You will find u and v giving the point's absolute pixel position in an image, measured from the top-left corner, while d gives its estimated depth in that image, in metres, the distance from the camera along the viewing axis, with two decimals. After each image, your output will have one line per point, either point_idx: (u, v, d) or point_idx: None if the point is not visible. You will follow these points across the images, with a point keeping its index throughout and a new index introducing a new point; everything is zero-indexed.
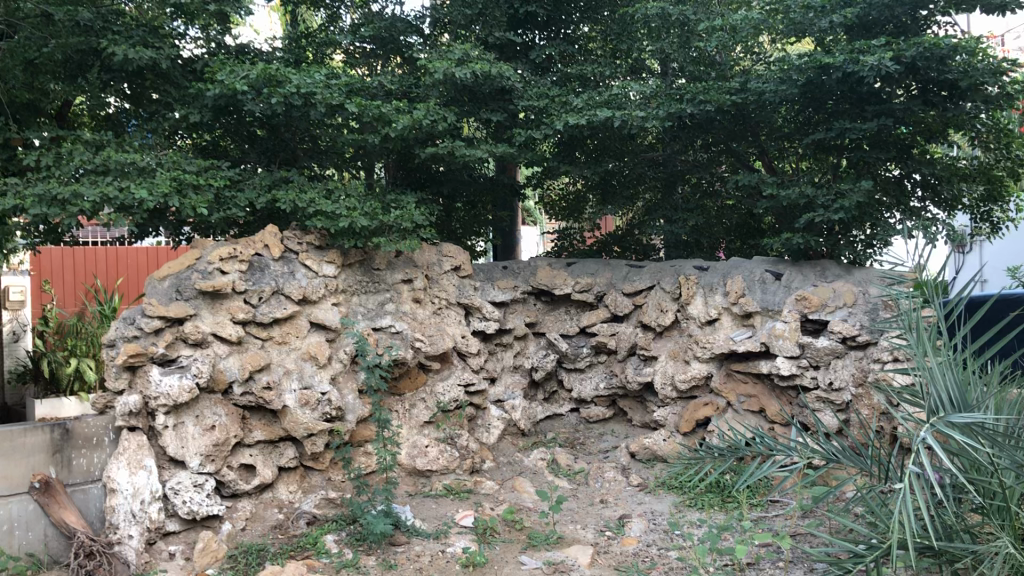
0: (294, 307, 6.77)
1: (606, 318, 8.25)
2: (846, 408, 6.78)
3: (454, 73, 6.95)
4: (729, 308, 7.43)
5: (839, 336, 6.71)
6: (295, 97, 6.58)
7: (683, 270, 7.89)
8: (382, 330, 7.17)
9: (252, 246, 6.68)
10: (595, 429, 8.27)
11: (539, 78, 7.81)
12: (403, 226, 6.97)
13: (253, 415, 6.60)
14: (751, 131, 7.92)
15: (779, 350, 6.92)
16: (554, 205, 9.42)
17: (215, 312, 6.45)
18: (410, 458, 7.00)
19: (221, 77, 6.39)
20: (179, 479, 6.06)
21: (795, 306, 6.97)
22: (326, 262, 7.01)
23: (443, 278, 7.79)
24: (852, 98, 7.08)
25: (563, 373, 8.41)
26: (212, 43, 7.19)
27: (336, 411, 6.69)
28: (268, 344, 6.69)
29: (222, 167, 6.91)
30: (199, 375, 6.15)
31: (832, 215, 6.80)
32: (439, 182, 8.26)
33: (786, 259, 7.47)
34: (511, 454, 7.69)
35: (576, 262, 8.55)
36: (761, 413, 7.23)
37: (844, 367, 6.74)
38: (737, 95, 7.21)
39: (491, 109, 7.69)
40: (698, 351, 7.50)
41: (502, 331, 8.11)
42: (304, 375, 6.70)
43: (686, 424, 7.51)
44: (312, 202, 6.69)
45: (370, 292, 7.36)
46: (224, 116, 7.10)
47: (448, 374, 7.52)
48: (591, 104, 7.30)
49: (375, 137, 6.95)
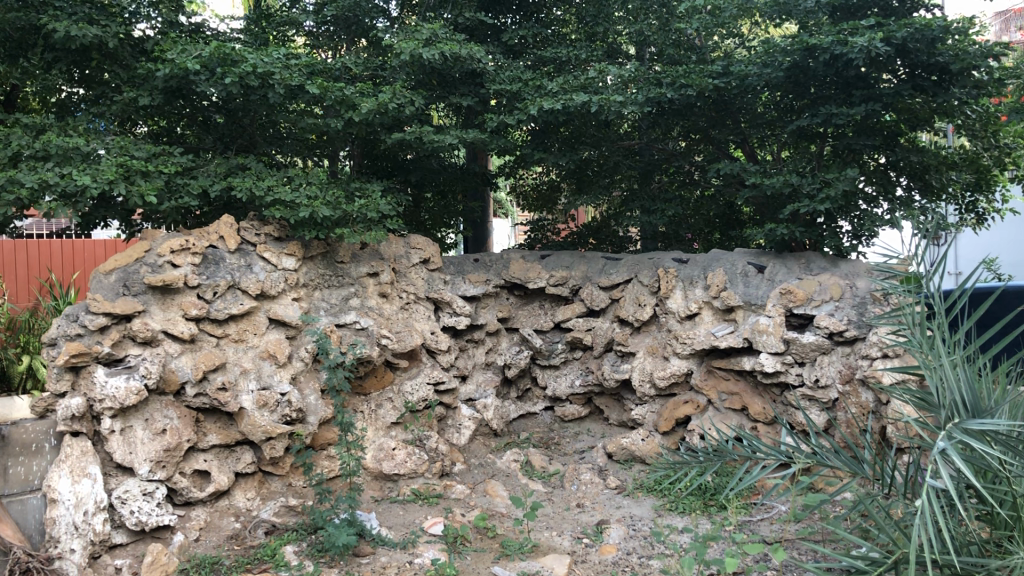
0: (251, 303, 6.35)
1: (581, 313, 7.92)
2: (833, 407, 6.48)
3: (421, 54, 6.55)
4: (710, 302, 7.12)
5: (826, 332, 6.41)
6: (251, 77, 6.14)
7: (662, 263, 7.57)
8: (346, 326, 6.78)
9: (208, 238, 6.31)
10: (571, 429, 7.95)
11: (512, 61, 7.44)
12: (368, 216, 6.60)
13: (208, 418, 6.21)
14: (731, 117, 7.55)
15: (763, 346, 6.61)
16: (527, 195, 9.11)
17: (166, 308, 6.03)
18: (377, 461, 6.62)
19: (171, 57, 5.95)
20: (126, 487, 5.65)
21: (780, 301, 6.66)
22: (286, 254, 6.61)
23: (411, 271, 7.41)
24: (838, 83, 6.77)
25: (536, 370, 8.06)
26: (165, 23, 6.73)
27: (296, 413, 6.30)
28: (223, 342, 6.28)
29: (174, 153, 6.46)
30: (147, 376, 5.72)
31: (819, 206, 6.50)
32: (408, 171, 7.89)
33: (769, 251, 7.17)
34: (483, 456, 7.34)
35: (550, 254, 8.19)
36: (744, 411, 6.92)
37: (830, 364, 6.45)
38: (720, 79, 6.84)
39: (461, 93, 7.32)
40: (677, 348, 7.18)
41: (474, 327, 7.76)
42: (262, 374, 6.31)
43: (665, 424, 7.19)
44: (270, 190, 6.29)
45: (333, 286, 6.96)
46: (177, 100, 6.65)
47: (416, 372, 7.16)
48: (566, 88, 6.94)
49: (338, 122, 6.55)
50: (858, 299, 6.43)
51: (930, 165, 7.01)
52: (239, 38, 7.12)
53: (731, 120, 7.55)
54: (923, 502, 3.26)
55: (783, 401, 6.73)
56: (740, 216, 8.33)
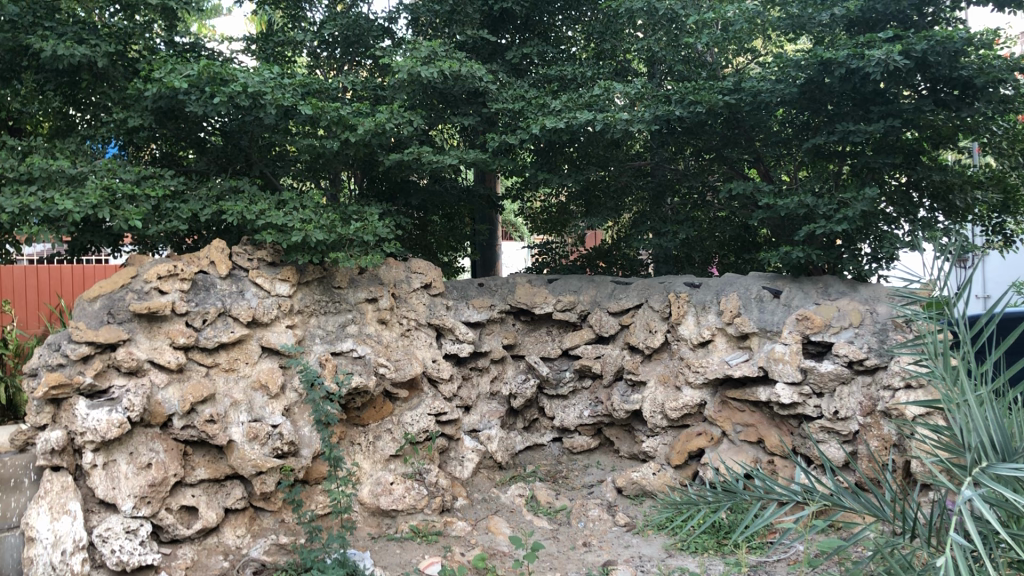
0: (242, 331, 6.11)
1: (590, 340, 7.61)
2: (854, 440, 6.12)
3: (419, 72, 6.32)
4: (724, 328, 6.78)
5: (845, 360, 6.07)
6: (242, 97, 5.94)
7: (674, 287, 7.27)
8: (342, 354, 6.52)
9: (198, 264, 6.12)
10: (579, 461, 7.62)
11: (517, 80, 7.20)
12: (365, 240, 6.34)
13: (197, 451, 5.94)
14: (745, 135, 7.19)
15: (779, 375, 6.28)
16: (534, 218, 8.83)
17: (152, 337, 5.80)
18: (374, 496, 6.34)
19: (159, 76, 5.76)
20: (108, 525, 5.37)
21: (796, 327, 6.32)
22: (280, 280, 6.37)
23: (412, 296, 7.19)
24: (856, 99, 6.46)
25: (543, 400, 7.76)
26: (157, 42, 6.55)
27: (289, 446, 6.01)
28: (213, 371, 6.04)
29: (165, 175, 6.26)
30: (130, 409, 5.43)
31: (835, 227, 6.17)
32: (408, 193, 7.59)
33: (785, 275, 6.85)
34: (486, 489, 7.02)
35: (558, 279, 7.92)
36: (760, 443, 6.56)
37: (850, 395, 6.10)
38: (731, 96, 6.52)
39: (463, 113, 7.11)
40: (690, 376, 6.87)
41: (478, 354, 7.47)
42: (254, 406, 6.05)
43: (677, 457, 6.85)
44: (262, 213, 6.07)
45: (330, 313, 6.70)
46: (170, 120, 6.46)
47: (417, 403, 6.89)
48: (570, 106, 6.68)
49: (334, 143, 6.33)
50: (879, 326, 6.09)
51: (954, 184, 6.60)
52: (252, 53, 7.08)
53: (743, 138, 7.22)
54: (945, 559, 2.86)
55: (801, 433, 6.36)
56: (755, 238, 7.99)
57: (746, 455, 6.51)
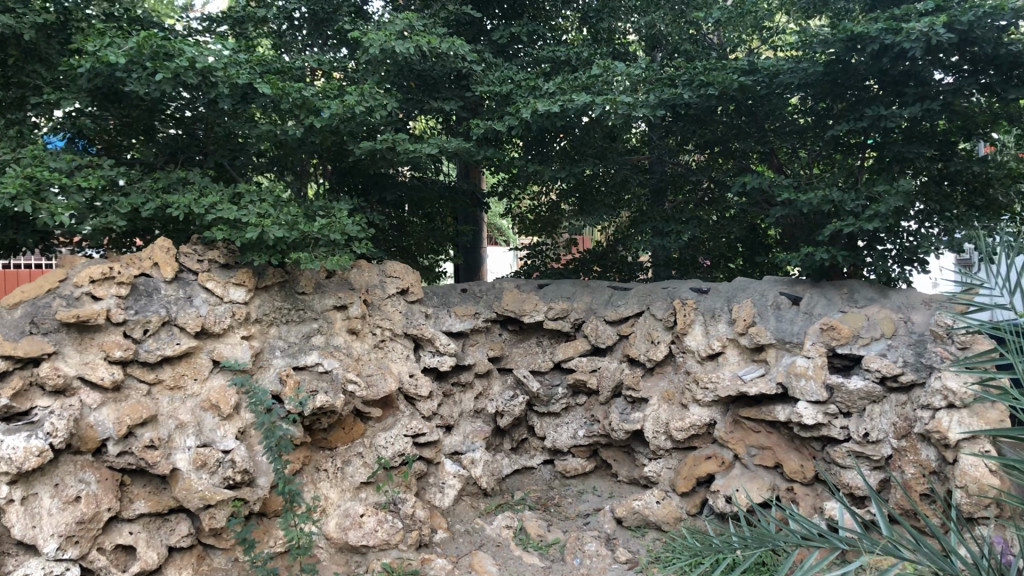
0: (190, 342, 5.34)
1: (585, 351, 6.88)
2: (886, 465, 5.38)
3: (392, 48, 5.57)
4: (736, 339, 6.07)
5: (877, 376, 5.33)
6: (189, 73, 5.16)
7: (678, 293, 6.56)
8: (306, 369, 5.73)
9: (139, 266, 5.35)
10: (573, 486, 6.85)
11: (505, 62, 6.46)
12: (332, 239, 5.58)
13: (136, 481, 5.15)
14: (756, 124, 6.46)
15: (801, 393, 5.55)
16: (523, 218, 8.07)
17: (83, 350, 5.00)
18: (341, 530, 5.57)
19: (91, 47, 4.95)
20: (25, 571, 4.51)
21: (820, 338, 5.60)
22: (234, 284, 5.60)
23: (386, 304, 6.43)
24: (885, 81, 5.76)
25: (533, 419, 7.00)
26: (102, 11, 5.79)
27: (241, 475, 5.22)
28: (156, 390, 5.26)
29: (103, 165, 5.47)
30: (52, 435, 4.58)
31: (866, 226, 5.46)
32: (383, 188, 6.89)
33: (804, 279, 6.16)
34: (470, 520, 6.24)
35: (549, 284, 7.19)
36: (778, 467, 5.83)
37: (882, 415, 5.37)
38: (746, 77, 5.81)
39: (444, 97, 6.37)
40: (698, 393, 6.11)
41: (460, 368, 6.73)
42: (203, 429, 5.28)
43: (683, 483, 6.11)
44: (214, 207, 5.30)
45: (293, 321, 5.93)
46: (112, 103, 5.66)
47: (391, 423, 6.14)
48: (564, 88, 5.95)
49: (297, 128, 5.57)
50: (915, 337, 5.37)
51: (994, 177, 5.89)
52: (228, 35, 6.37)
53: (755, 126, 6.50)
54: None
55: (825, 458, 5.61)
56: (766, 240, 7.29)
57: (762, 483, 5.78)
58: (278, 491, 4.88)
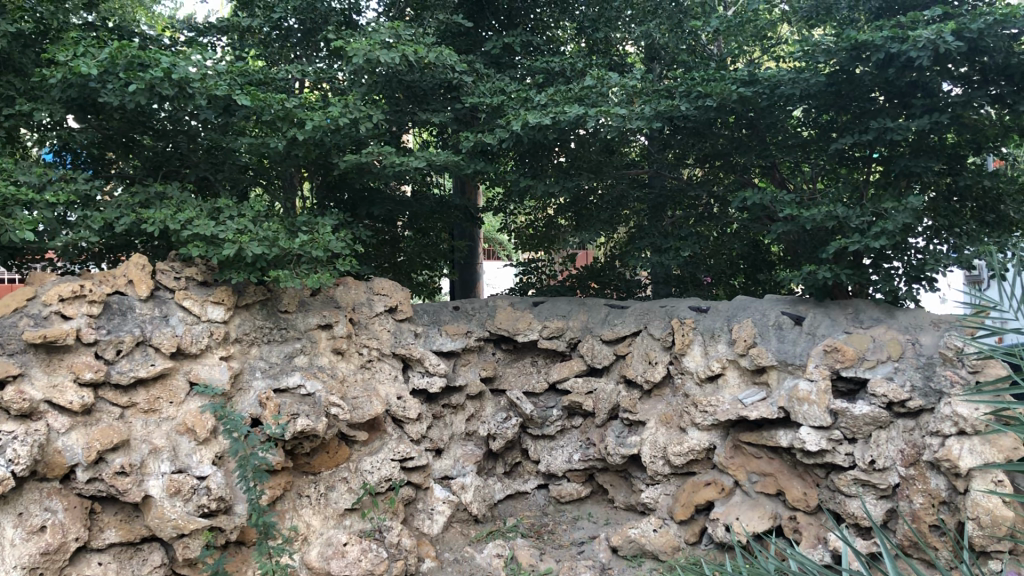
0: (165, 363, 5.12)
1: (580, 372, 6.64)
2: (893, 494, 5.10)
3: (377, 58, 5.38)
4: (736, 360, 5.83)
5: (884, 401, 5.08)
6: (165, 84, 4.95)
7: (677, 312, 6.32)
8: (287, 391, 5.52)
9: (112, 284, 5.15)
10: (568, 512, 6.59)
11: (496, 73, 6.26)
12: (314, 256, 5.37)
13: (106, 508, 4.91)
14: (757, 136, 6.24)
15: (804, 418, 5.29)
16: (520, 234, 7.86)
17: (52, 372, 4.75)
18: (323, 559, 5.31)
19: (63, 57, 4.75)
20: None
21: (824, 360, 5.36)
22: (212, 303, 5.39)
23: (374, 322, 6.22)
24: (889, 92, 5.55)
25: (527, 441, 6.75)
26: (87, 18, 5.67)
27: (217, 503, 4.98)
28: (129, 413, 5.04)
29: (77, 178, 5.28)
30: (14, 462, 4.31)
31: (871, 243, 5.21)
32: (370, 203, 6.64)
33: (807, 298, 5.92)
34: (459, 548, 6.00)
35: (544, 301, 6.96)
36: (780, 495, 5.58)
37: (889, 441, 5.10)
38: (746, 87, 5.59)
39: (433, 108, 6.16)
40: (697, 417, 5.86)
41: (451, 389, 6.49)
42: (178, 454, 5.05)
43: (682, 511, 5.85)
44: (190, 222, 5.09)
45: (275, 341, 5.71)
46: (90, 115, 5.46)
47: (378, 447, 5.91)
48: (557, 99, 5.73)
49: (279, 141, 5.37)
50: (923, 360, 5.12)
51: (1006, 192, 5.64)
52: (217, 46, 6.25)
53: (757, 139, 6.28)
54: None
55: (829, 486, 5.38)
56: (769, 256, 7.08)
57: (764, 511, 5.52)
58: (251, 522, 4.63)
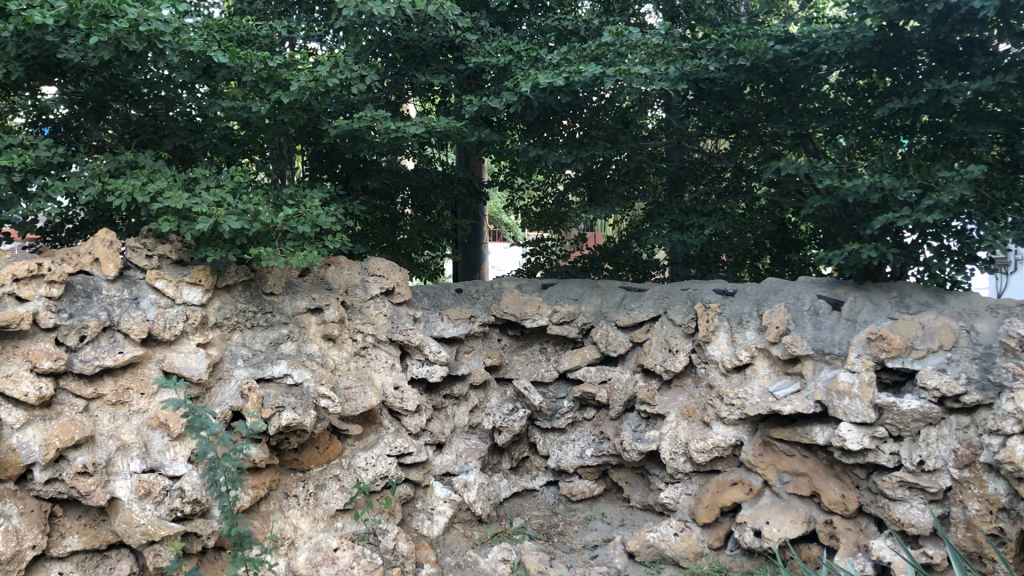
0: (134, 351, 4.59)
1: (594, 360, 6.13)
2: (944, 498, 4.58)
3: (369, 10, 4.83)
4: (767, 349, 5.31)
5: (935, 396, 4.54)
6: (133, 38, 4.40)
7: (700, 295, 5.79)
8: (272, 381, 4.98)
9: (76, 262, 4.64)
10: (580, 512, 6.08)
11: (504, 33, 5.70)
12: (300, 232, 4.84)
13: (69, 512, 4.41)
14: (791, 102, 5.68)
15: (844, 413, 4.77)
16: (527, 212, 7.32)
17: (5, 360, 4.24)
18: (311, 566, 4.83)
19: (15, 5, 4.20)
20: None
21: (867, 350, 4.83)
22: (187, 284, 4.87)
23: (368, 306, 5.71)
24: (933, 50, 5.02)
25: (536, 435, 6.24)
26: None
27: (192, 507, 4.49)
28: (94, 405, 4.52)
29: (37, 144, 4.72)
30: None
31: (921, 219, 4.66)
32: (365, 175, 6.11)
33: (846, 280, 5.38)
34: (462, 552, 5.50)
35: (555, 283, 6.43)
36: (815, 497, 5.07)
37: (940, 440, 4.58)
38: (783, 45, 5.03)
39: (434, 70, 5.61)
40: (722, 411, 5.34)
41: (453, 378, 5.98)
42: (150, 451, 4.56)
43: (705, 513, 5.34)
44: (162, 193, 4.56)
45: (259, 326, 5.19)
46: (55, 76, 4.92)
47: (374, 441, 5.41)
48: (570, 59, 5.18)
49: (262, 104, 4.83)
50: (980, 350, 4.58)
51: None
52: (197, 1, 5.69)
53: (788, 106, 5.73)
54: None
55: (870, 488, 4.83)
56: (797, 235, 6.56)
57: (796, 515, 5.05)
58: (223, 534, 3.96)
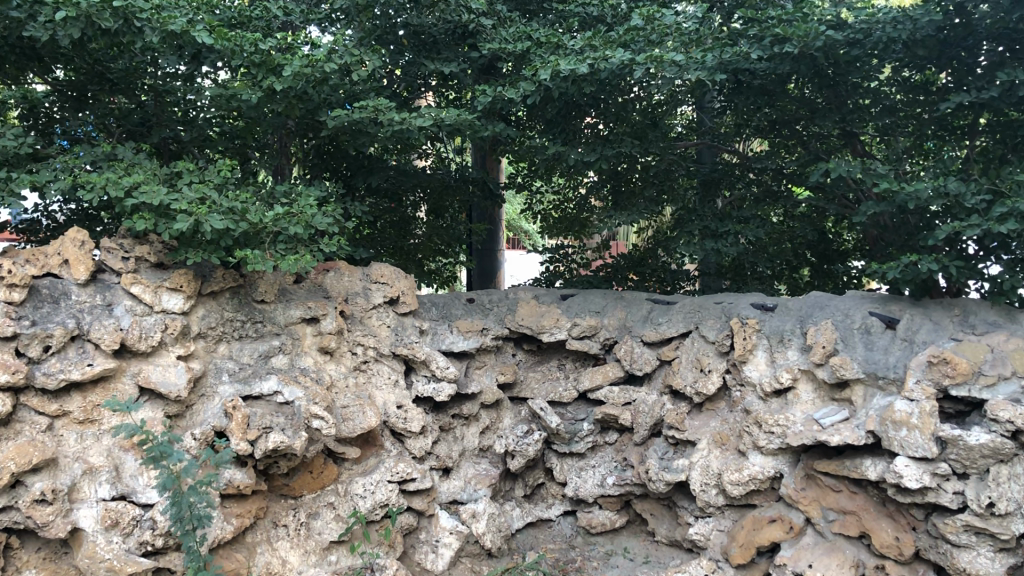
0: (105, 363, 4.10)
1: (616, 379, 5.60)
2: (1016, 546, 4.03)
3: None
4: (811, 371, 4.76)
5: (1008, 430, 3.97)
6: (107, 14, 3.94)
7: (736, 310, 5.24)
8: (261, 399, 4.49)
9: (42, 264, 4.18)
10: (600, 546, 5.55)
11: (522, 19, 5.22)
12: (293, 233, 4.35)
13: (27, 544, 3.91)
14: (839, 98, 5.13)
15: (902, 446, 4.19)
16: (546, 217, 6.80)
17: None
18: None
19: None
20: None
21: (928, 375, 4.28)
22: (168, 290, 4.39)
23: (369, 317, 5.22)
24: (1004, 39, 4.45)
25: (552, 460, 5.71)
26: None
27: (165, 539, 4.02)
28: (59, 424, 4.03)
29: (4, 132, 4.26)
30: None
31: (994, 226, 4.10)
32: (369, 172, 5.61)
33: (901, 296, 4.83)
34: None
35: (576, 294, 5.90)
36: (864, 538, 4.51)
37: (1014, 480, 4.00)
38: (835, 31, 4.49)
39: (445, 58, 5.14)
40: (761, 439, 4.79)
41: (462, 397, 5.47)
42: (120, 475, 4.06)
43: (739, 553, 4.79)
44: (138, 187, 4.07)
45: (248, 337, 4.72)
46: (28, 59, 4.46)
47: (373, 466, 4.90)
48: (596, 44, 4.68)
49: (252, 91, 4.35)
50: None
51: None
52: None
53: (836, 102, 5.19)
54: None
55: (929, 531, 4.26)
56: (840, 246, 6.02)
57: (843, 558, 4.48)
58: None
